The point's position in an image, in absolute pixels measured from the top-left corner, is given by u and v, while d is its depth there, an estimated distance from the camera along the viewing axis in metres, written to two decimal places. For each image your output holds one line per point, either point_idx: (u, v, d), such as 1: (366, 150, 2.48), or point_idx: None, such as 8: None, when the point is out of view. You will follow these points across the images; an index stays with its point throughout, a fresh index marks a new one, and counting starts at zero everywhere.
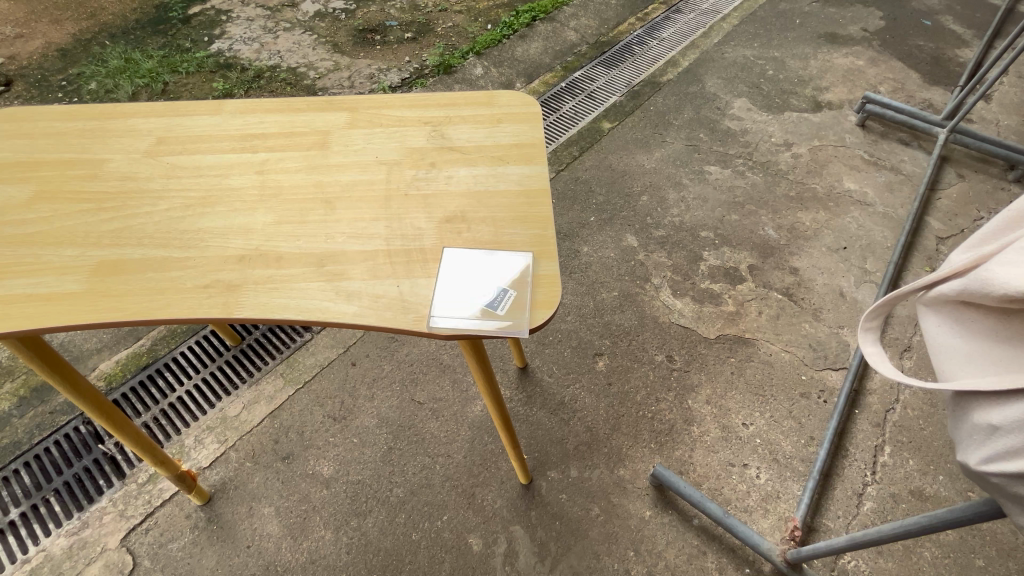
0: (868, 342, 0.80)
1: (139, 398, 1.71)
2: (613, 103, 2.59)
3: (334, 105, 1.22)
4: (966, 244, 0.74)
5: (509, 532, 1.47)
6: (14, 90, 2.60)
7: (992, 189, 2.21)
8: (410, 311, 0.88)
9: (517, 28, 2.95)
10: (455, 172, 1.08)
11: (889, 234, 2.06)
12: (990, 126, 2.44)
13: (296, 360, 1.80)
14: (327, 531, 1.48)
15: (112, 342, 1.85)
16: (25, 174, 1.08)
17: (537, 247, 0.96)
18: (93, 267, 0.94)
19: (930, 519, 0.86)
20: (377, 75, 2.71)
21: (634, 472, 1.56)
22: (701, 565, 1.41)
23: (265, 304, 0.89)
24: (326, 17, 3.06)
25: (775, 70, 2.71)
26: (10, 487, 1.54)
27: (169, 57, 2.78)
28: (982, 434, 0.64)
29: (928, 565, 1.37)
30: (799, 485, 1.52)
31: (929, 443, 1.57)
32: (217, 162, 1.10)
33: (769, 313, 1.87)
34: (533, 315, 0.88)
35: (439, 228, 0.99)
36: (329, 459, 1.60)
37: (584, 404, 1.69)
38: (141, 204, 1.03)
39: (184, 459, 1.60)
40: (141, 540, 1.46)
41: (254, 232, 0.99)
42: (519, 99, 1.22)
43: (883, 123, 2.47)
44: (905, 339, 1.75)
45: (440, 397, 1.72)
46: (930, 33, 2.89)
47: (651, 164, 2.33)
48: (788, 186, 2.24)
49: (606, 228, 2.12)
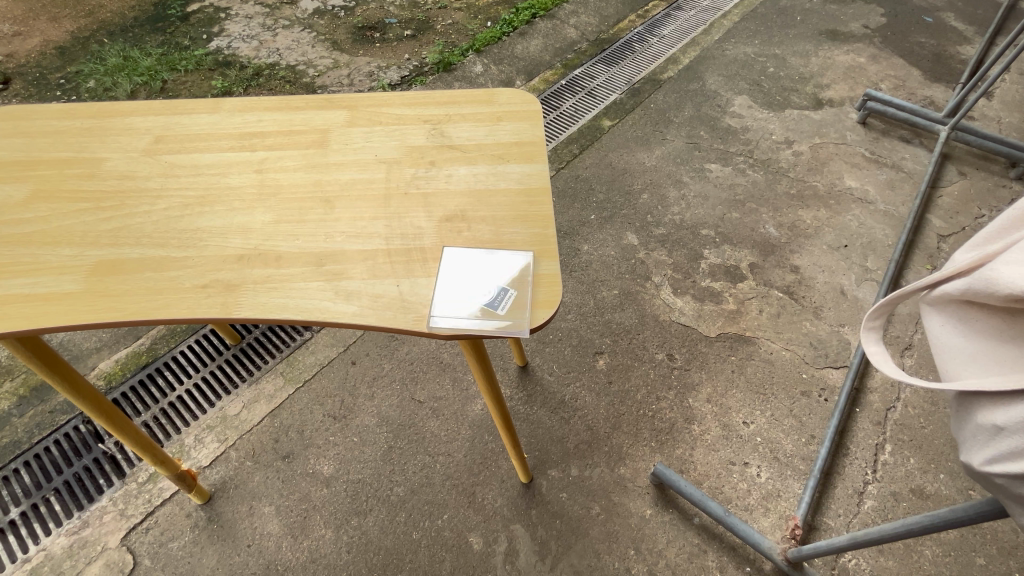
0: (871, 342, 0.79)
1: (139, 398, 1.71)
2: (613, 100, 2.58)
3: (333, 103, 1.21)
4: (970, 243, 0.73)
5: (510, 531, 1.47)
6: (12, 88, 2.59)
7: (993, 186, 2.20)
8: (410, 311, 0.87)
9: (517, 25, 2.94)
10: (455, 170, 1.08)
11: (890, 232, 2.06)
12: (991, 123, 2.43)
13: (296, 359, 1.80)
14: (328, 530, 1.47)
15: (112, 341, 1.84)
16: (23, 174, 1.07)
17: (538, 246, 0.95)
18: (92, 267, 0.94)
19: (932, 518, 0.86)
20: (377, 72, 2.71)
21: (634, 471, 1.56)
22: (702, 564, 1.41)
23: (264, 304, 0.88)
24: (325, 14, 3.05)
25: (776, 67, 2.70)
26: (10, 487, 1.54)
27: (169, 54, 2.77)
28: (986, 435, 0.63)
29: (929, 563, 1.37)
30: (799, 483, 1.52)
31: (929, 441, 1.57)
32: (216, 160, 1.10)
33: (769, 312, 1.87)
34: (534, 314, 0.87)
35: (439, 227, 0.99)
36: (329, 458, 1.60)
37: (584, 402, 1.69)
38: (139, 203, 1.03)
39: (184, 458, 1.60)
40: (141, 539, 1.46)
41: (252, 231, 0.99)
42: (520, 96, 1.21)
43: (884, 121, 2.46)
44: (906, 337, 1.74)
45: (440, 395, 1.71)
46: (932, 30, 2.88)
47: (652, 161, 2.32)
48: (788, 184, 2.23)
49: (606, 226, 2.11)
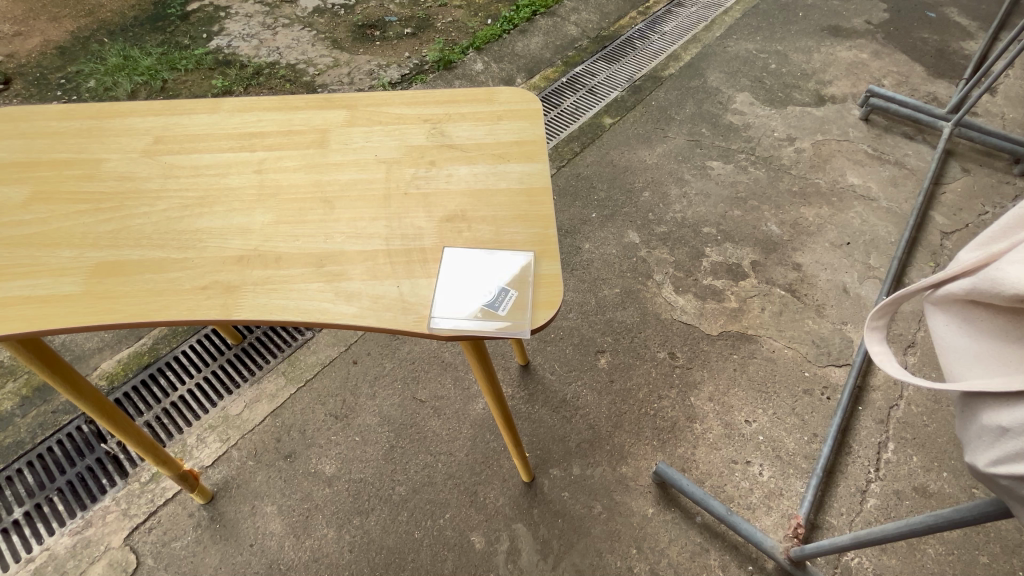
0: (874, 341, 0.79)
1: (141, 398, 1.71)
2: (614, 98, 2.57)
3: (333, 102, 1.21)
4: (974, 243, 0.73)
5: (512, 530, 1.47)
6: (13, 88, 2.59)
7: (997, 183, 2.19)
8: (411, 312, 0.87)
9: (518, 23, 2.93)
10: (455, 170, 1.07)
11: (892, 229, 2.05)
12: (995, 119, 2.42)
13: (297, 359, 1.80)
14: (330, 529, 1.48)
15: (113, 341, 1.85)
16: (21, 175, 1.07)
17: (539, 246, 0.95)
18: (91, 268, 0.93)
19: (936, 518, 0.86)
20: (377, 71, 2.70)
21: (636, 470, 1.56)
22: (704, 563, 1.40)
23: (265, 305, 0.88)
24: (325, 12, 3.04)
25: (778, 64, 2.69)
26: (13, 487, 1.54)
27: (169, 54, 2.77)
28: (991, 436, 0.63)
29: (932, 562, 1.37)
30: (803, 482, 1.51)
31: (933, 439, 1.56)
32: (216, 161, 1.09)
33: (771, 310, 1.86)
34: (535, 315, 0.87)
35: (439, 227, 0.98)
36: (331, 457, 1.60)
37: (586, 402, 1.68)
38: (138, 204, 1.03)
39: (187, 458, 1.60)
40: (144, 539, 1.47)
41: (252, 232, 0.98)
42: (520, 95, 1.21)
43: (887, 117, 2.45)
44: (909, 335, 1.74)
45: (442, 394, 1.71)
46: (935, 26, 2.86)
47: (653, 159, 2.31)
48: (790, 181, 2.22)
49: (607, 225, 2.10)
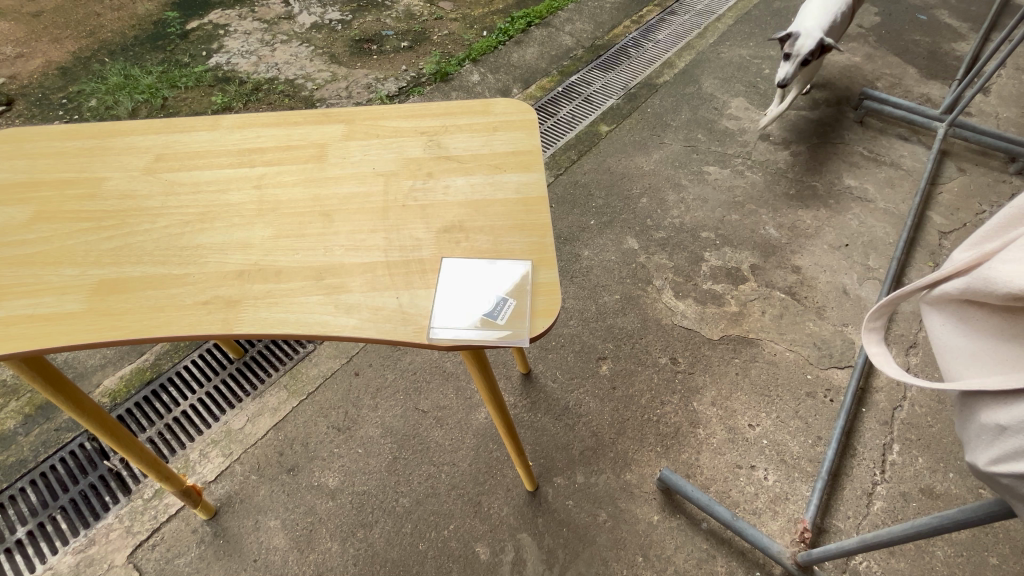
0: (872, 343, 0.79)
1: (144, 414, 1.72)
2: (610, 106, 2.59)
3: (331, 117, 1.22)
4: (968, 242, 0.73)
5: (516, 540, 1.46)
6: (15, 109, 2.63)
7: (993, 181, 2.19)
8: (410, 323, 0.87)
9: (513, 34, 2.96)
10: (453, 181, 1.08)
11: (890, 230, 2.06)
12: (988, 119, 2.43)
13: (299, 371, 1.80)
14: (334, 543, 1.47)
15: (116, 357, 1.85)
16: (25, 196, 1.08)
17: (537, 254, 0.95)
18: (93, 286, 0.94)
19: (941, 519, 0.85)
20: (375, 84, 2.73)
21: (640, 476, 1.55)
22: (711, 569, 1.40)
23: (264, 319, 0.89)
24: (322, 28, 3.08)
25: (772, 69, 2.71)
26: (16, 506, 1.54)
27: (169, 72, 2.79)
28: (990, 435, 0.63)
29: (941, 564, 1.36)
30: (808, 485, 1.51)
31: (938, 440, 1.56)
32: (217, 177, 1.11)
33: (772, 313, 1.86)
34: (534, 323, 0.87)
35: (437, 239, 0.99)
36: (333, 470, 1.59)
37: (588, 409, 1.68)
38: (138, 222, 1.04)
39: (190, 474, 1.60)
40: (147, 556, 1.46)
41: (252, 247, 0.99)
42: (516, 106, 1.22)
43: (882, 119, 2.47)
44: (911, 335, 1.74)
45: (444, 405, 1.71)
46: (926, 28, 2.89)
47: (650, 166, 2.33)
48: (787, 184, 2.23)
49: (606, 231, 2.11)
